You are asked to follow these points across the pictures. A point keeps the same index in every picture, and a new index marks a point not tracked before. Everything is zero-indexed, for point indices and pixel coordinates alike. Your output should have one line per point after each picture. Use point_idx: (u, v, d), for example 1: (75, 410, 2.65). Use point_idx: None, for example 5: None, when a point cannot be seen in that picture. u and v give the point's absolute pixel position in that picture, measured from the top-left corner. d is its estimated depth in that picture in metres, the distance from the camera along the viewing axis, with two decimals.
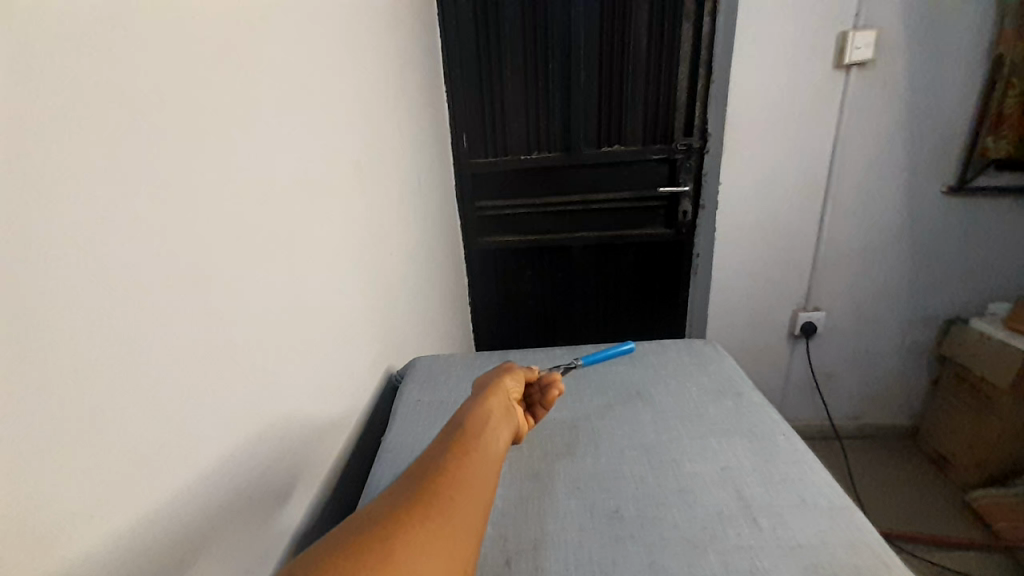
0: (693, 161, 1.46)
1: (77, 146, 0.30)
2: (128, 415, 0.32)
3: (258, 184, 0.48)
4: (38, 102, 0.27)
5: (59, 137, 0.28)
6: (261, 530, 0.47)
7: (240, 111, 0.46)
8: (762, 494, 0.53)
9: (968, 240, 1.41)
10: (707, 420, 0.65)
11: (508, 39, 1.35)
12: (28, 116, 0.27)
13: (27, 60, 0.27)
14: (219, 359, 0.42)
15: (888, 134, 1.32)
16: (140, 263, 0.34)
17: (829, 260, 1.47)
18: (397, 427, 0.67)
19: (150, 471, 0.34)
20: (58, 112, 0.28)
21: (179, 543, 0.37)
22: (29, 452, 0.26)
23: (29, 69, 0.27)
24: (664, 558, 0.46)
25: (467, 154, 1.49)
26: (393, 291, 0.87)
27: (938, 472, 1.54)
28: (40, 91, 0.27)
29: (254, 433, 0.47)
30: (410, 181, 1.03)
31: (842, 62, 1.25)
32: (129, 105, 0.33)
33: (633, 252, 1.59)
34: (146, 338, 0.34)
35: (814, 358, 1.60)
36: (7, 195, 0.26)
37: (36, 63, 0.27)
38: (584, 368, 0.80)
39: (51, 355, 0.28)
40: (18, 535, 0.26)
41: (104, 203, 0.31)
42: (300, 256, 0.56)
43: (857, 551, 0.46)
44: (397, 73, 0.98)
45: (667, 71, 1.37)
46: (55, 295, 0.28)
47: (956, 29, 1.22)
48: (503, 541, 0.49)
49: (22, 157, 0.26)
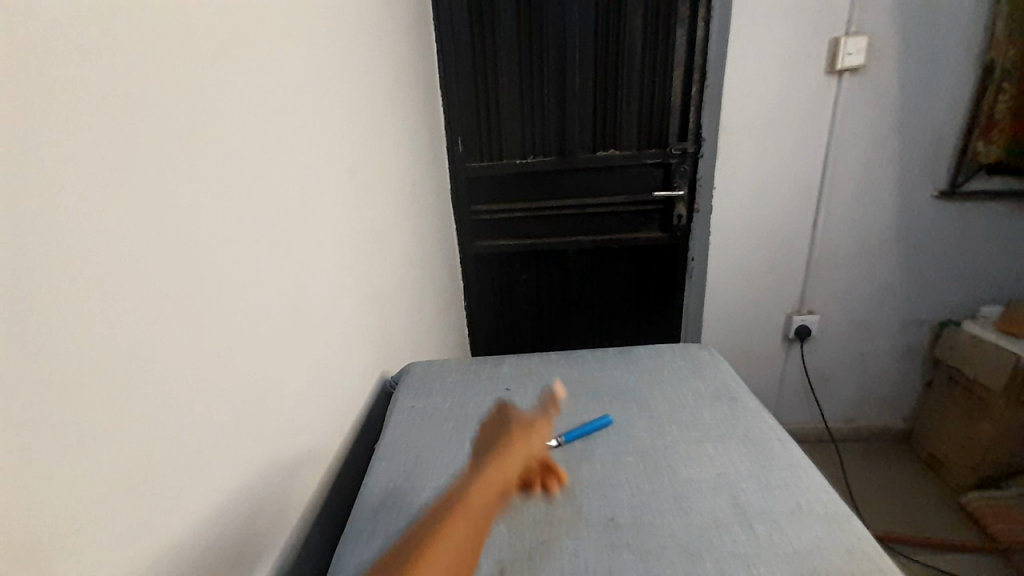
0: (687, 165, 1.46)
1: (77, 158, 0.29)
2: (119, 423, 0.32)
3: (252, 192, 0.48)
4: (36, 111, 0.27)
5: (56, 149, 0.28)
6: (255, 539, 0.47)
7: (235, 116, 0.45)
8: (758, 500, 0.53)
9: (960, 243, 1.42)
10: (702, 426, 0.65)
11: (503, 44, 1.36)
12: (26, 120, 0.26)
13: (24, 67, 0.26)
14: (212, 366, 0.41)
15: (881, 138, 1.33)
16: (132, 269, 0.33)
17: (822, 264, 1.47)
18: (391, 433, 0.66)
19: (140, 483, 0.33)
20: (54, 115, 0.28)
21: (173, 554, 0.36)
22: (24, 458, 0.26)
23: (27, 72, 0.27)
24: (660, 566, 0.46)
25: (462, 158, 1.48)
26: (387, 296, 0.86)
27: (932, 475, 1.55)
28: (34, 94, 0.27)
29: (249, 443, 0.46)
30: (405, 184, 1.02)
31: (834, 67, 1.26)
32: (127, 111, 0.33)
33: (628, 256, 1.59)
34: (136, 346, 0.33)
35: (809, 362, 1.61)
36: (8, 203, 0.25)
37: (35, 72, 0.27)
38: (580, 373, 0.80)
39: (45, 363, 0.27)
40: (17, 547, 0.26)
41: (97, 207, 0.31)
42: (294, 263, 0.55)
43: (854, 558, 0.46)
44: (392, 75, 0.98)
45: (662, 76, 1.37)
46: (52, 302, 0.28)
47: (947, 36, 1.23)
48: (499, 550, 0.49)
49: (23, 165, 0.26)
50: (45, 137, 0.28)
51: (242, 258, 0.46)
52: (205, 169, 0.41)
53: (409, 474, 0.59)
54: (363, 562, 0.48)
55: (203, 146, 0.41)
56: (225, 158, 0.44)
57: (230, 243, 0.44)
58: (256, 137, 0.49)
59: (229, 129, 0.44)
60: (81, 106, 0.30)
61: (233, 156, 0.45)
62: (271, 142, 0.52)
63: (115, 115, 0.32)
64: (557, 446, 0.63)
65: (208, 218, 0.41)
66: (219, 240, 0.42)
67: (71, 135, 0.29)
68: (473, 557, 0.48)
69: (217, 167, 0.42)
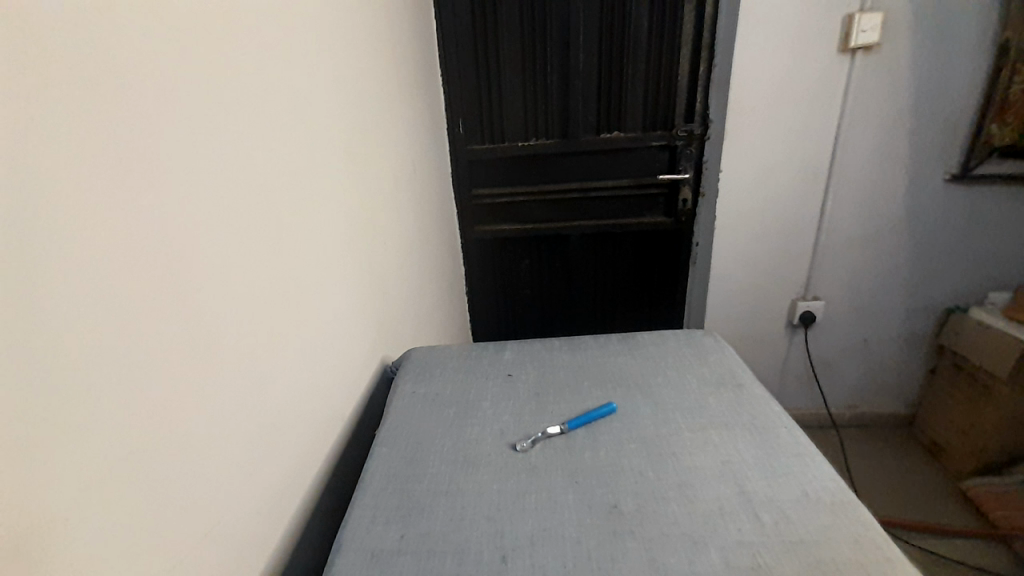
0: (693, 149, 1.43)
1: (71, 142, 0.28)
2: (113, 410, 0.31)
3: (247, 169, 0.46)
4: (27, 95, 0.26)
5: (52, 135, 0.27)
6: (254, 525, 0.46)
7: (231, 90, 0.44)
8: (764, 488, 0.52)
9: (970, 229, 1.40)
10: (707, 413, 0.64)
11: (505, 22, 1.32)
12: (15, 104, 0.25)
13: (13, 50, 0.25)
14: (208, 351, 0.40)
15: (893, 120, 1.30)
16: (122, 255, 0.31)
17: (829, 249, 1.46)
18: (392, 419, 0.66)
19: (135, 471, 0.32)
20: (44, 97, 0.27)
21: (171, 543, 0.35)
22: (20, 443, 0.25)
23: (17, 55, 0.25)
24: (664, 555, 0.45)
25: (464, 140, 1.46)
26: (387, 282, 0.85)
27: (934, 461, 1.55)
28: (17, 74, 0.25)
29: (247, 432, 0.45)
30: (405, 166, 1.00)
31: (847, 45, 1.22)
32: (120, 88, 0.32)
33: (632, 242, 1.57)
34: (129, 333, 0.32)
35: (813, 348, 1.60)
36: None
37: (23, 55, 0.26)
38: (582, 358, 0.79)
39: (42, 354, 0.26)
40: (13, 532, 0.25)
41: (93, 191, 0.29)
42: (292, 248, 0.54)
43: (861, 547, 0.45)
44: (391, 55, 0.95)
45: (669, 56, 1.33)
46: (47, 283, 0.27)
47: (965, 14, 1.19)
48: (501, 538, 0.48)
49: (15, 146, 0.25)
50: (29, 117, 0.26)
51: (238, 238, 0.44)
52: (201, 146, 0.39)
53: (410, 460, 0.58)
54: (364, 549, 0.47)
55: (199, 123, 0.39)
56: (220, 135, 0.42)
57: (226, 222, 0.42)
58: (251, 112, 0.47)
59: (224, 107, 0.43)
60: (66, 77, 0.28)
61: (229, 134, 0.43)
62: (267, 119, 0.50)
63: (103, 87, 0.30)
64: (558, 433, 0.62)
65: (204, 197, 0.39)
66: (214, 224, 0.41)
67: (64, 119, 0.28)
68: (474, 545, 0.48)
69: (212, 144, 0.41)
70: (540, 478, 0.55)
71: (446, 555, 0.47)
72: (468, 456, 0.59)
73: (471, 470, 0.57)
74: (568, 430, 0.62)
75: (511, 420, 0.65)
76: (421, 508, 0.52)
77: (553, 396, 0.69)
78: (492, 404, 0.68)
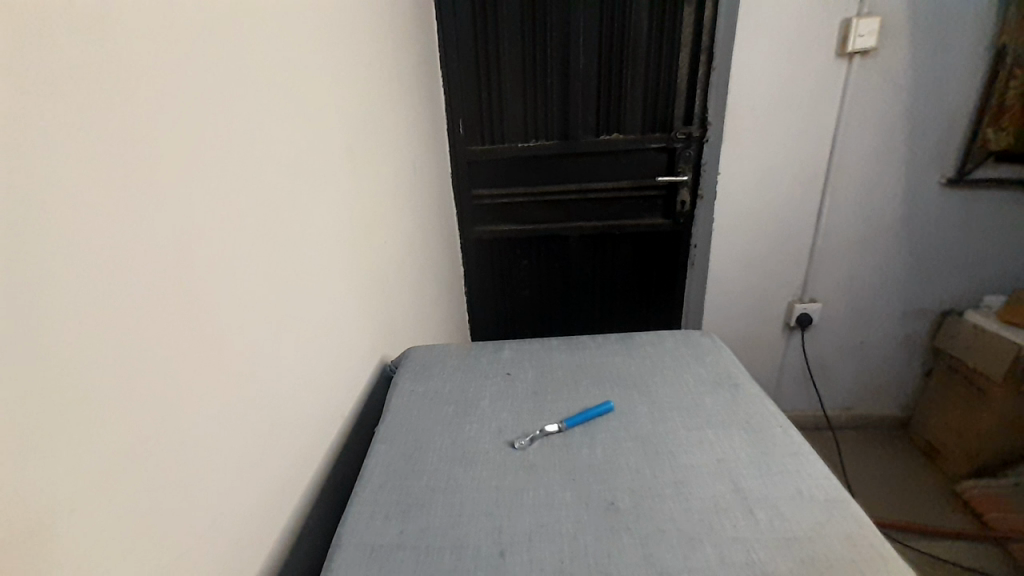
0: (692, 151, 1.45)
1: (82, 147, 0.29)
2: (114, 405, 0.31)
3: (250, 171, 0.47)
4: (39, 103, 0.27)
5: (63, 140, 0.28)
6: (254, 521, 0.47)
7: (234, 94, 0.44)
8: (758, 486, 0.53)
9: (966, 232, 1.41)
10: (703, 412, 0.64)
11: (506, 23, 1.33)
12: (27, 110, 0.26)
13: (25, 60, 0.26)
14: (208, 347, 0.40)
15: (889, 125, 1.31)
16: (126, 253, 0.32)
17: (826, 251, 1.46)
18: (392, 418, 0.66)
19: (137, 465, 0.33)
20: (55, 107, 0.28)
21: (170, 536, 0.36)
22: (25, 436, 0.26)
23: (28, 64, 0.26)
24: (660, 550, 0.46)
25: (464, 141, 1.46)
26: (387, 280, 0.86)
27: (928, 463, 1.57)
28: (27, 85, 0.26)
29: (247, 429, 0.46)
30: (404, 166, 1.01)
31: (844, 50, 1.24)
32: (125, 92, 0.32)
33: (630, 242, 1.58)
34: (133, 329, 0.33)
35: (809, 350, 1.61)
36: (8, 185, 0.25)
37: (33, 64, 0.27)
38: (581, 358, 0.79)
39: (50, 347, 0.27)
40: (18, 522, 0.26)
41: (103, 195, 0.30)
42: (295, 249, 0.55)
43: (853, 544, 0.46)
44: (391, 56, 0.95)
45: (668, 58, 1.35)
46: (55, 280, 0.28)
47: (962, 20, 1.20)
48: (498, 532, 0.49)
49: (26, 148, 0.26)
50: (42, 125, 0.27)
51: (239, 236, 0.45)
52: (202, 148, 0.40)
53: (410, 457, 0.59)
54: (364, 544, 0.48)
55: (200, 123, 0.40)
56: (221, 136, 0.43)
57: (228, 221, 0.43)
58: (252, 108, 0.47)
59: (228, 111, 0.44)
60: (66, 79, 0.28)
61: (230, 131, 0.44)
62: (267, 115, 0.50)
63: (109, 90, 0.31)
64: (557, 431, 0.62)
65: (205, 197, 0.40)
66: (218, 223, 0.42)
67: (75, 125, 0.29)
68: (473, 540, 0.48)
69: (211, 142, 0.41)
70: (539, 475, 0.56)
71: (445, 549, 0.47)
72: (466, 453, 0.59)
73: (469, 467, 0.57)
74: (565, 428, 0.63)
75: (510, 418, 0.65)
76: (419, 504, 0.52)
77: (551, 396, 0.70)
78: (491, 402, 0.69)
